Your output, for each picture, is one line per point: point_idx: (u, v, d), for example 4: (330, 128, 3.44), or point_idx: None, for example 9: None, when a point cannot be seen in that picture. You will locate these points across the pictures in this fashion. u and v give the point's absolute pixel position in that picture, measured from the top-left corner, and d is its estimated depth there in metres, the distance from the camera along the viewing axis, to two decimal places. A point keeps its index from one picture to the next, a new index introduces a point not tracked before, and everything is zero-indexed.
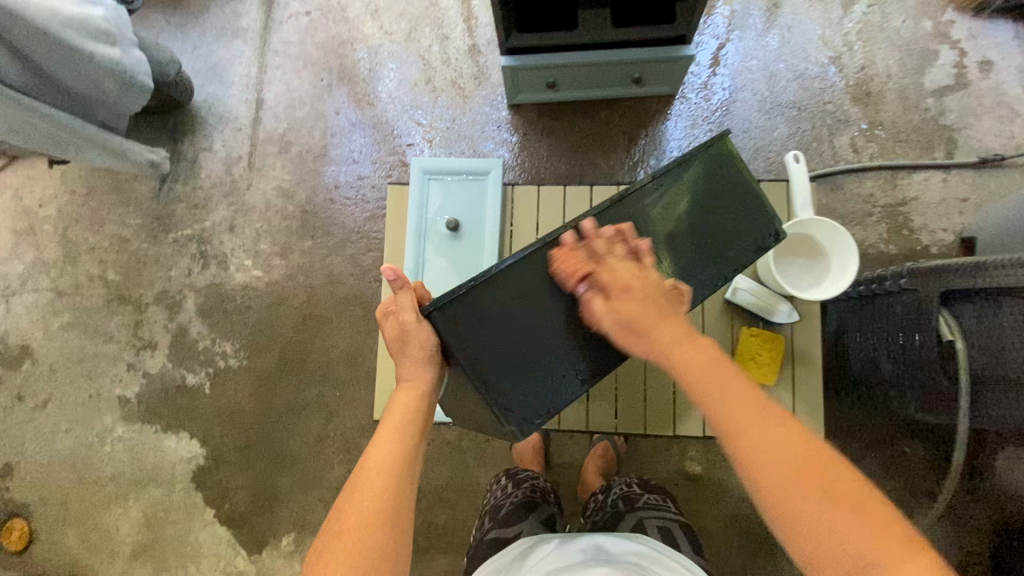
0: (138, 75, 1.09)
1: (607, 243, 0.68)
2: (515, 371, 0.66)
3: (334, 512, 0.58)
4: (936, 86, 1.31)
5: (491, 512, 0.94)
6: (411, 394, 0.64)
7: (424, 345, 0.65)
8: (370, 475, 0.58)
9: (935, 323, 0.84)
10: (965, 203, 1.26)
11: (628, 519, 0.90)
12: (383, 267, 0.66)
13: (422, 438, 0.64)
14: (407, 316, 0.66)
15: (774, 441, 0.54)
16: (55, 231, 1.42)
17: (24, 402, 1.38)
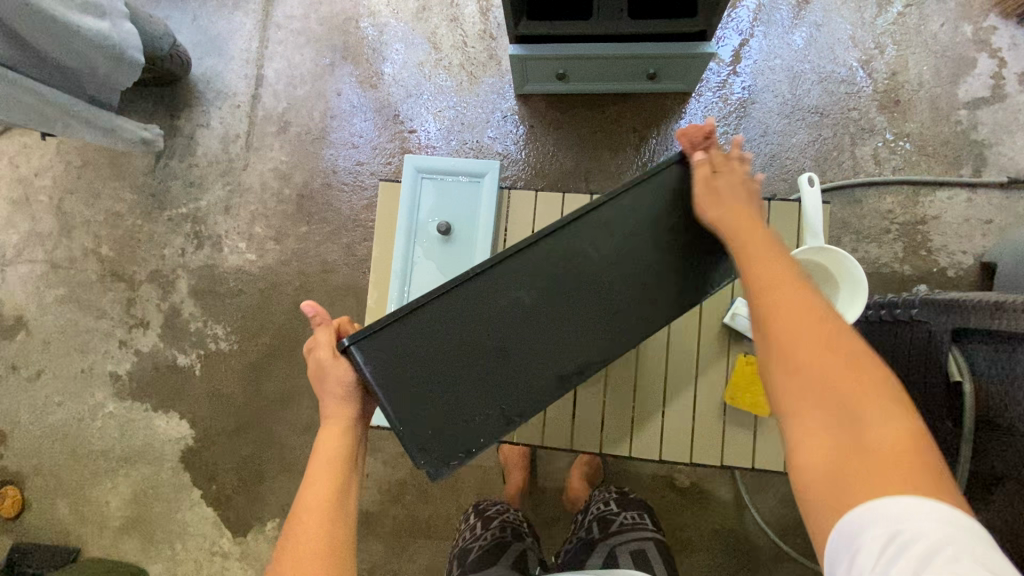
0: (128, 50, 1.05)
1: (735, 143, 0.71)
2: (436, 409, 0.65)
3: (279, 555, 0.61)
4: (970, 97, 1.23)
5: (460, 558, 0.93)
6: (337, 430, 0.66)
7: (342, 382, 0.66)
8: (303, 521, 0.61)
9: (944, 361, 0.80)
10: (988, 224, 1.20)
11: (600, 549, 0.89)
12: (303, 304, 0.68)
13: (355, 471, 0.66)
14: (323, 353, 0.66)
15: (798, 312, 0.54)
16: (50, 202, 1.40)
17: (19, 372, 1.38)
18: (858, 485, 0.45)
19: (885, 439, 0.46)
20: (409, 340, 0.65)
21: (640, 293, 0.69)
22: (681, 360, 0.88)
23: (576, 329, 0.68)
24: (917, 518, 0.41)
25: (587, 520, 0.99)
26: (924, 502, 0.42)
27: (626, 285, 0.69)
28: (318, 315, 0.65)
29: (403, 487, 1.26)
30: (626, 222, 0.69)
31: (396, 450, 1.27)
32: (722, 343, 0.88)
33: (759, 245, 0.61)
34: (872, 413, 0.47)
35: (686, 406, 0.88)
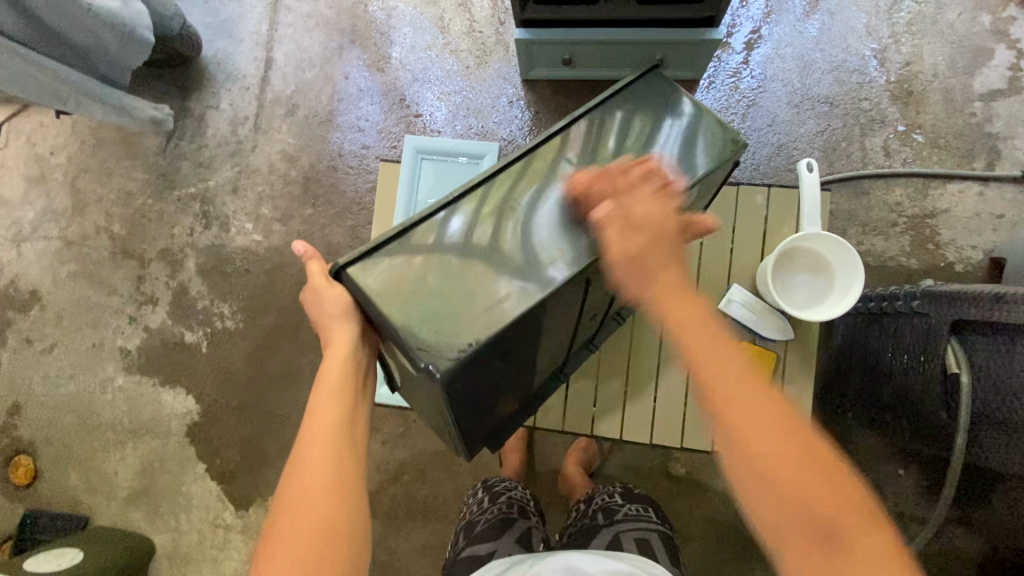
0: (138, 29, 1.07)
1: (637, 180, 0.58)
2: (435, 318, 0.54)
3: (283, 483, 0.60)
4: (986, 89, 1.21)
5: (466, 529, 0.95)
6: (339, 358, 0.64)
7: (339, 302, 0.64)
8: (311, 451, 0.60)
9: (942, 352, 0.79)
10: (1000, 219, 1.17)
11: (604, 534, 0.88)
12: (297, 242, 0.71)
13: (359, 398, 0.66)
14: (321, 279, 0.66)
15: (751, 411, 0.49)
16: (65, 180, 1.44)
17: (33, 345, 1.42)
18: None
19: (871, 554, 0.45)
20: (366, 295, 0.55)
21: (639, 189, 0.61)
22: (675, 346, 0.89)
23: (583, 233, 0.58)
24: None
25: (593, 505, 0.98)
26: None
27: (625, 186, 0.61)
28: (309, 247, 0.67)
29: (402, 467, 1.28)
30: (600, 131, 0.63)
31: (395, 431, 1.28)
32: None
33: (698, 321, 0.53)
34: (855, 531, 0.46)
35: (677, 392, 0.88)
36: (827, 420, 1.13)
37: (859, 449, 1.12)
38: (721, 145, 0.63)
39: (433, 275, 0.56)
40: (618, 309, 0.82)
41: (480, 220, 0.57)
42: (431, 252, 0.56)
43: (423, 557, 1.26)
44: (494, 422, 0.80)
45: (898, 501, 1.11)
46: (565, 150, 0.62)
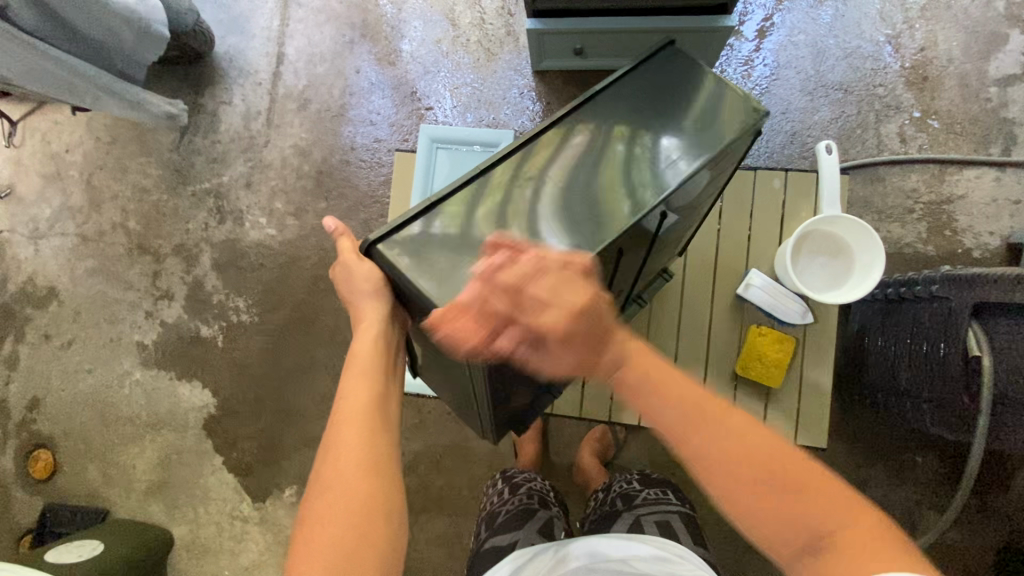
0: (153, 25, 1.08)
1: (525, 264, 0.50)
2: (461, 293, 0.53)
3: (319, 461, 0.60)
4: (1002, 74, 1.20)
5: (488, 520, 0.95)
6: (368, 340, 0.65)
7: (369, 278, 0.63)
8: (345, 431, 0.60)
9: (963, 335, 0.79)
10: (1017, 205, 1.16)
11: (624, 517, 0.87)
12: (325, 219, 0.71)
13: (389, 376, 0.66)
14: (349, 255, 0.66)
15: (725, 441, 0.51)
16: (81, 177, 1.45)
17: (51, 340, 1.44)
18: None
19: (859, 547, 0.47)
20: (397, 270, 0.55)
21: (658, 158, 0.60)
22: (692, 330, 0.89)
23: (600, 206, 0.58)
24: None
25: (612, 493, 0.97)
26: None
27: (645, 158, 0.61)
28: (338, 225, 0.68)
29: (417, 458, 1.28)
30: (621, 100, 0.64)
31: (410, 423, 1.29)
32: (734, 314, 0.88)
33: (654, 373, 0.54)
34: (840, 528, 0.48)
35: (696, 375, 0.88)
36: (844, 409, 1.13)
37: (877, 437, 1.12)
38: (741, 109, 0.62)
39: (464, 248, 0.55)
40: (636, 292, 0.82)
41: (508, 196, 0.58)
42: (460, 224, 0.56)
43: (439, 547, 1.26)
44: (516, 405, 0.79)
45: (916, 489, 1.10)
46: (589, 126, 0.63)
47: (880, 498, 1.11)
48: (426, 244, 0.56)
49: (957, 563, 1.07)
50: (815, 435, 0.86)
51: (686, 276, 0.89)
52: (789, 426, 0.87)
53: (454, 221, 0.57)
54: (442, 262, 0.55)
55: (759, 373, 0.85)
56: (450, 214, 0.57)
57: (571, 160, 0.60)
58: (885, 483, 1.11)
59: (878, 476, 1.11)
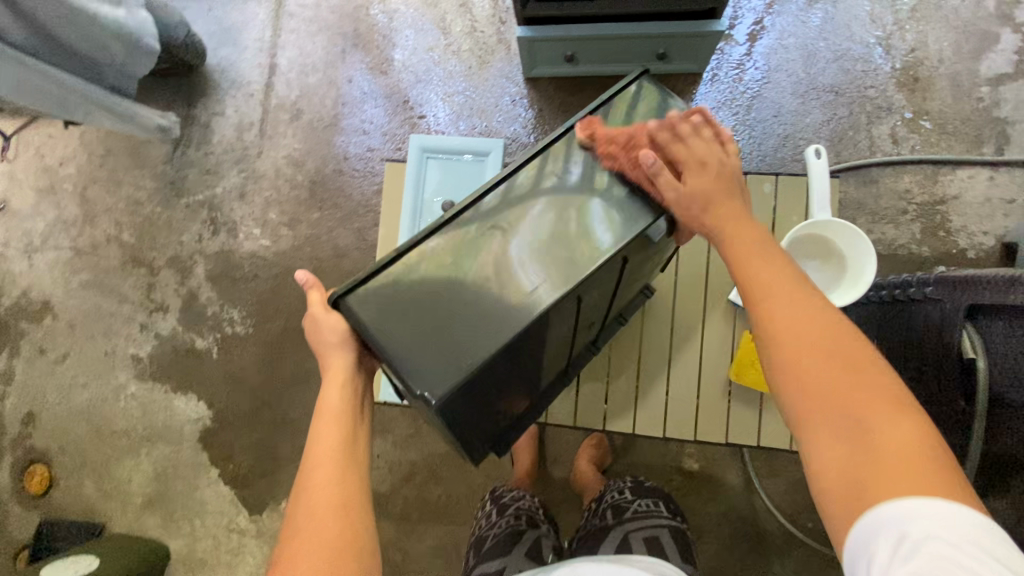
0: (144, 38, 1.08)
1: (692, 128, 0.62)
2: (430, 348, 0.55)
3: (290, 507, 0.59)
4: (993, 73, 1.20)
5: (477, 545, 0.95)
6: (336, 384, 0.64)
7: (337, 330, 0.65)
8: (314, 475, 0.59)
9: (956, 339, 0.78)
10: (1011, 204, 1.16)
11: (612, 535, 0.87)
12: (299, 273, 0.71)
13: (362, 419, 0.66)
14: (318, 309, 0.67)
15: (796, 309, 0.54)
16: (74, 190, 1.45)
17: (46, 354, 1.44)
18: (874, 489, 0.45)
19: (893, 443, 0.46)
20: (368, 324, 0.56)
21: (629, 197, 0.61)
22: (685, 339, 0.88)
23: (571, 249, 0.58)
24: (948, 530, 0.41)
25: (603, 505, 0.96)
26: (938, 492, 0.43)
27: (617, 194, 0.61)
28: (310, 280, 0.69)
29: (414, 468, 1.28)
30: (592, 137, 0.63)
31: (406, 432, 1.29)
32: (728, 320, 0.88)
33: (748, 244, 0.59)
34: (879, 420, 0.47)
35: (688, 383, 0.87)
36: None
37: None
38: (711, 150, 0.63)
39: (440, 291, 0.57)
40: (621, 306, 0.82)
41: (483, 236, 0.58)
42: (435, 266, 0.57)
43: (437, 558, 1.25)
44: (507, 419, 0.78)
45: None
46: (568, 156, 0.62)
47: None
48: (403, 289, 0.56)
49: None
50: None
51: (676, 286, 0.89)
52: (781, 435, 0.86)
53: (428, 266, 0.57)
54: (418, 308, 0.56)
55: (752, 379, 0.84)
56: (425, 258, 0.57)
57: (552, 193, 0.60)
58: None
59: None
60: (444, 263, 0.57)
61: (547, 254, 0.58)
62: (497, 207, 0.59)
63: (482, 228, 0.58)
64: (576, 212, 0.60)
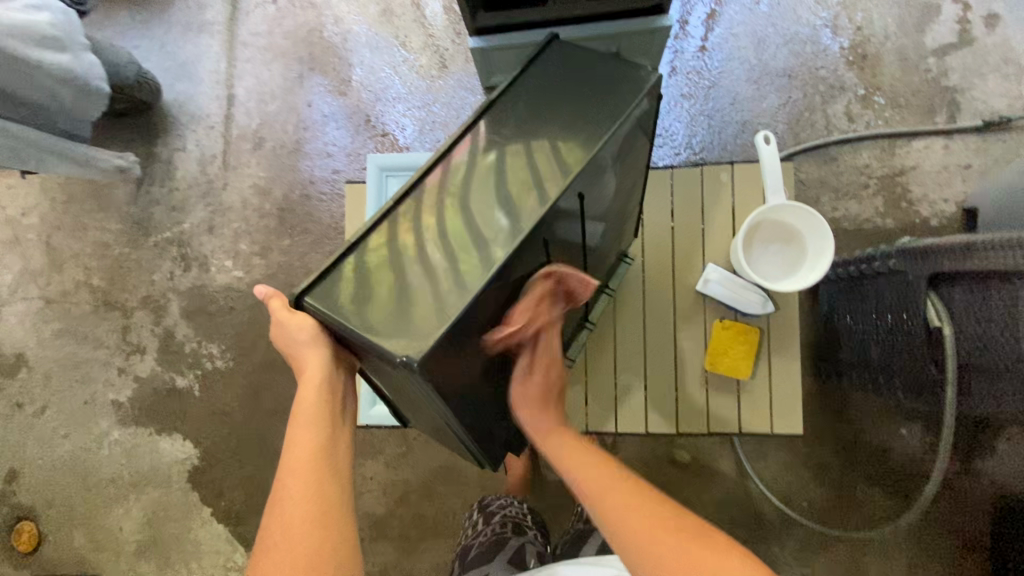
0: (91, 81, 1.07)
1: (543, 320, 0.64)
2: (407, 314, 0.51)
3: (265, 522, 0.57)
4: (938, 44, 1.22)
5: (461, 555, 0.94)
6: (310, 388, 0.59)
7: (302, 329, 0.57)
8: (291, 486, 0.57)
9: (922, 309, 0.79)
10: (968, 169, 1.18)
11: (596, 536, 0.88)
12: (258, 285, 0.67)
13: (340, 426, 0.62)
14: (282, 310, 0.60)
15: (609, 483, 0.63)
16: (39, 239, 1.43)
17: (24, 409, 1.41)
18: None
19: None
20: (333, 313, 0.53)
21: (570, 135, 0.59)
22: (660, 331, 0.89)
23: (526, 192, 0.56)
24: None
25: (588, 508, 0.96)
26: None
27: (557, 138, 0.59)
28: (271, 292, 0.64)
29: (409, 487, 1.27)
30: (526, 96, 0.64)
31: (397, 451, 1.28)
32: (699, 310, 0.88)
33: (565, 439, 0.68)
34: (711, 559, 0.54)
35: (667, 375, 0.88)
36: (822, 387, 1.14)
37: (859, 413, 1.13)
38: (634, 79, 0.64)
39: (402, 263, 0.54)
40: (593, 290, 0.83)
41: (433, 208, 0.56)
42: (394, 246, 0.55)
43: None
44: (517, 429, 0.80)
45: (904, 460, 1.11)
46: (508, 118, 0.62)
47: (868, 473, 1.12)
48: (364, 271, 0.54)
49: (952, 528, 1.09)
50: (792, 424, 0.85)
51: (644, 281, 0.90)
52: (764, 417, 0.86)
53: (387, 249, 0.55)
54: (398, 261, 0.54)
55: (725, 367, 0.85)
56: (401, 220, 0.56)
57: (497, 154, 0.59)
58: (873, 459, 1.12)
59: (866, 454, 1.12)
60: (412, 233, 0.55)
61: (502, 206, 0.56)
62: (448, 180, 0.58)
63: (451, 190, 0.57)
64: (525, 162, 0.58)
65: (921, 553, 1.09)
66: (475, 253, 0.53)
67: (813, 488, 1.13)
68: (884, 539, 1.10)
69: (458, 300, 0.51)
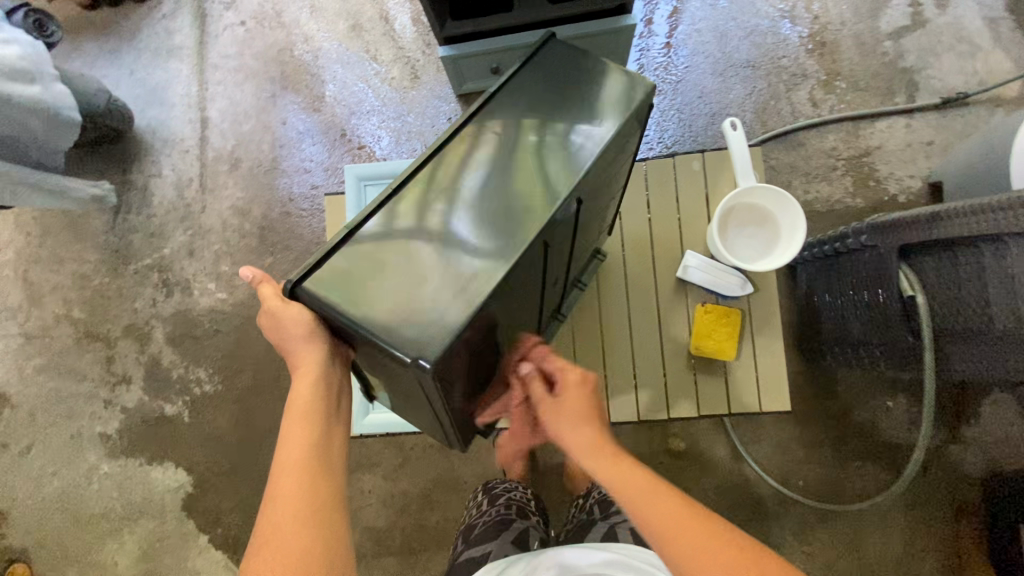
0: (62, 110, 1.07)
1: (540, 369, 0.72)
2: (405, 318, 0.51)
3: (259, 517, 0.56)
4: (893, 28, 1.27)
5: (465, 532, 0.94)
6: (307, 380, 0.61)
7: (298, 321, 0.58)
8: (286, 480, 0.57)
9: (896, 280, 0.82)
10: (931, 145, 1.22)
11: (600, 526, 0.86)
12: (242, 271, 0.67)
13: (334, 423, 0.63)
14: (276, 302, 0.61)
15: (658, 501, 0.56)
16: (16, 275, 1.41)
17: (8, 449, 1.38)
18: None
19: None
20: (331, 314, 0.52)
21: (564, 147, 0.59)
22: (645, 319, 0.90)
23: (517, 208, 0.56)
24: None
25: (590, 501, 0.96)
26: None
27: (549, 149, 0.59)
28: (260, 278, 0.65)
29: (408, 498, 1.26)
30: (518, 96, 0.62)
31: (394, 462, 1.27)
32: (681, 297, 0.90)
33: (607, 459, 0.61)
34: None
35: (654, 362, 0.89)
36: (808, 366, 1.17)
37: (843, 388, 1.15)
38: (627, 85, 0.62)
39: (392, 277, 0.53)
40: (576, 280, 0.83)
41: (425, 212, 0.56)
42: (384, 250, 0.54)
43: None
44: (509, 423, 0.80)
45: (893, 433, 1.13)
46: (499, 122, 0.61)
47: (859, 447, 1.14)
48: (355, 275, 0.53)
49: (944, 494, 1.11)
50: (781, 401, 0.87)
51: (626, 272, 0.92)
52: (752, 396, 0.87)
53: (377, 251, 0.54)
54: (389, 266, 0.53)
55: (713, 348, 0.85)
56: (389, 222, 0.55)
57: (487, 158, 0.59)
58: (863, 433, 1.14)
59: (856, 429, 1.14)
60: (400, 237, 0.55)
61: (495, 220, 0.55)
62: (438, 183, 0.57)
63: (442, 195, 0.56)
64: (515, 172, 0.58)
65: (917, 523, 1.11)
66: (468, 266, 0.53)
67: (807, 467, 1.14)
68: (879, 510, 1.12)
69: (454, 315, 0.51)
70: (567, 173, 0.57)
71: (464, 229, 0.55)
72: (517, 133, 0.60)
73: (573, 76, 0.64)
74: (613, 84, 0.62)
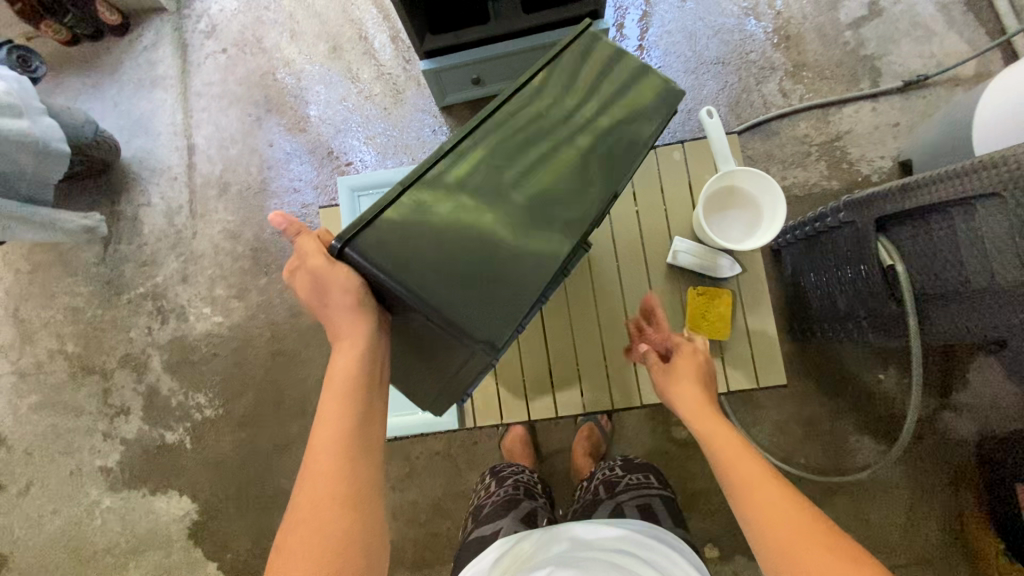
0: (52, 143, 1.08)
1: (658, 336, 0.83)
2: (461, 299, 0.54)
3: (294, 493, 0.57)
4: (851, 18, 1.33)
5: (474, 513, 0.94)
6: (352, 353, 0.59)
7: (346, 287, 0.57)
8: (323, 458, 0.57)
9: (875, 251, 0.85)
10: (897, 127, 1.28)
11: (605, 505, 0.88)
12: (274, 217, 0.62)
13: (375, 400, 0.61)
14: (318, 262, 0.59)
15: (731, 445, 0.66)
16: (7, 313, 1.40)
17: (6, 490, 1.35)
18: None
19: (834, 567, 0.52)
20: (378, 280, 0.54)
21: (604, 150, 0.60)
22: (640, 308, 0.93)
23: (557, 209, 0.57)
24: None
25: (595, 480, 0.97)
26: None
27: (589, 152, 0.60)
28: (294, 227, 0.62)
29: (418, 507, 1.26)
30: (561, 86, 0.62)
31: (402, 472, 1.27)
32: (674, 283, 0.93)
33: (694, 405, 0.72)
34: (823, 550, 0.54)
35: None
36: (800, 347, 1.20)
37: (836, 365, 1.18)
38: (666, 96, 0.63)
39: (425, 262, 0.55)
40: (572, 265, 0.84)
41: (466, 194, 0.57)
42: (426, 228, 0.56)
43: None
44: None
45: (888, 404, 1.16)
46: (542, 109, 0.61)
47: (856, 421, 1.17)
48: (400, 254, 0.55)
49: (941, 459, 1.14)
50: (775, 376, 0.90)
51: (618, 262, 0.94)
52: (749, 373, 0.90)
53: (418, 227, 0.55)
54: (432, 249, 0.55)
55: (705, 330, 0.89)
56: (427, 201, 0.56)
57: (526, 147, 0.59)
58: (859, 406, 1.17)
59: (852, 403, 1.17)
60: (440, 217, 0.56)
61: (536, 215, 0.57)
62: (478, 165, 0.58)
63: (480, 179, 0.58)
64: (554, 168, 0.59)
65: (917, 490, 1.14)
66: (511, 259, 0.55)
67: (808, 443, 1.17)
68: (880, 480, 1.15)
69: (499, 317, 0.54)
70: (604, 180, 0.59)
71: (507, 220, 0.56)
72: (559, 127, 0.60)
73: (616, 75, 0.63)
74: (646, 81, 0.63)
